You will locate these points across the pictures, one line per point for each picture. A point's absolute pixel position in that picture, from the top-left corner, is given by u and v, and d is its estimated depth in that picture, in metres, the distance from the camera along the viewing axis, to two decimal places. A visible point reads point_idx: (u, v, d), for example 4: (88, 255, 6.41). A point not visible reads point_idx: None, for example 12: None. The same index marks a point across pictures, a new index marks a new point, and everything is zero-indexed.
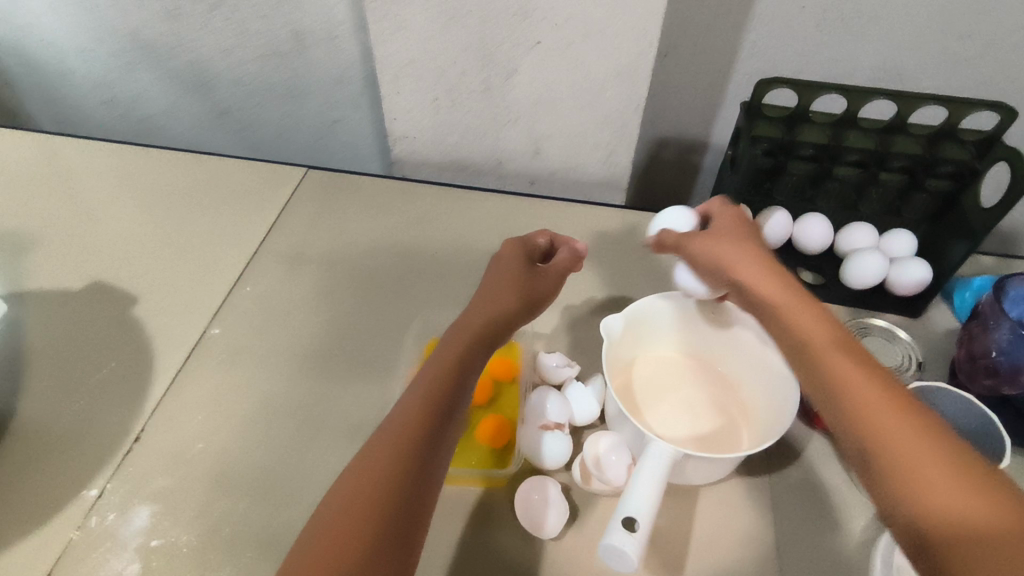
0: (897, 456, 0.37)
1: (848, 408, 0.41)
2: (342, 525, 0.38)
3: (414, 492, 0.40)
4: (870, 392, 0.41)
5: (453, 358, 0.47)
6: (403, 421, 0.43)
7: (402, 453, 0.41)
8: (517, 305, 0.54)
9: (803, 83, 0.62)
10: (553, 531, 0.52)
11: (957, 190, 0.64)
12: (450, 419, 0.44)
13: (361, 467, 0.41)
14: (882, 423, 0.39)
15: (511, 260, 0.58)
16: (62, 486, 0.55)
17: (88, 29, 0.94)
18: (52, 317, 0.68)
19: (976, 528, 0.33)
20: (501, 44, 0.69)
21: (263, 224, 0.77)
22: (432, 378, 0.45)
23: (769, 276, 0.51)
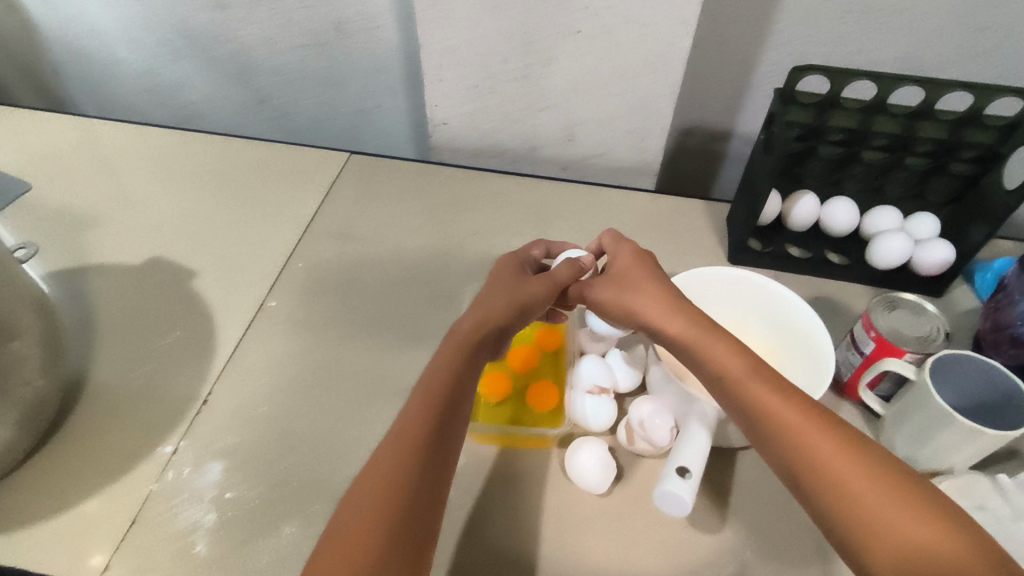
0: (851, 494, 0.40)
1: (791, 448, 0.43)
2: (347, 545, 0.40)
3: (416, 511, 0.42)
4: (792, 416, 0.44)
5: (435, 381, 0.49)
6: (390, 449, 0.45)
7: (397, 478, 0.43)
8: (508, 308, 0.55)
9: (836, 70, 0.64)
10: (601, 487, 0.56)
11: (979, 173, 0.68)
12: (435, 439, 0.46)
13: (359, 496, 0.43)
14: (829, 463, 0.42)
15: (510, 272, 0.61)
16: (138, 443, 0.59)
17: (135, 19, 0.98)
18: (118, 289, 0.71)
19: (898, 535, 0.38)
20: (542, 33, 0.71)
21: (313, 203, 0.82)
22: (415, 406, 0.47)
23: (674, 314, 0.53)
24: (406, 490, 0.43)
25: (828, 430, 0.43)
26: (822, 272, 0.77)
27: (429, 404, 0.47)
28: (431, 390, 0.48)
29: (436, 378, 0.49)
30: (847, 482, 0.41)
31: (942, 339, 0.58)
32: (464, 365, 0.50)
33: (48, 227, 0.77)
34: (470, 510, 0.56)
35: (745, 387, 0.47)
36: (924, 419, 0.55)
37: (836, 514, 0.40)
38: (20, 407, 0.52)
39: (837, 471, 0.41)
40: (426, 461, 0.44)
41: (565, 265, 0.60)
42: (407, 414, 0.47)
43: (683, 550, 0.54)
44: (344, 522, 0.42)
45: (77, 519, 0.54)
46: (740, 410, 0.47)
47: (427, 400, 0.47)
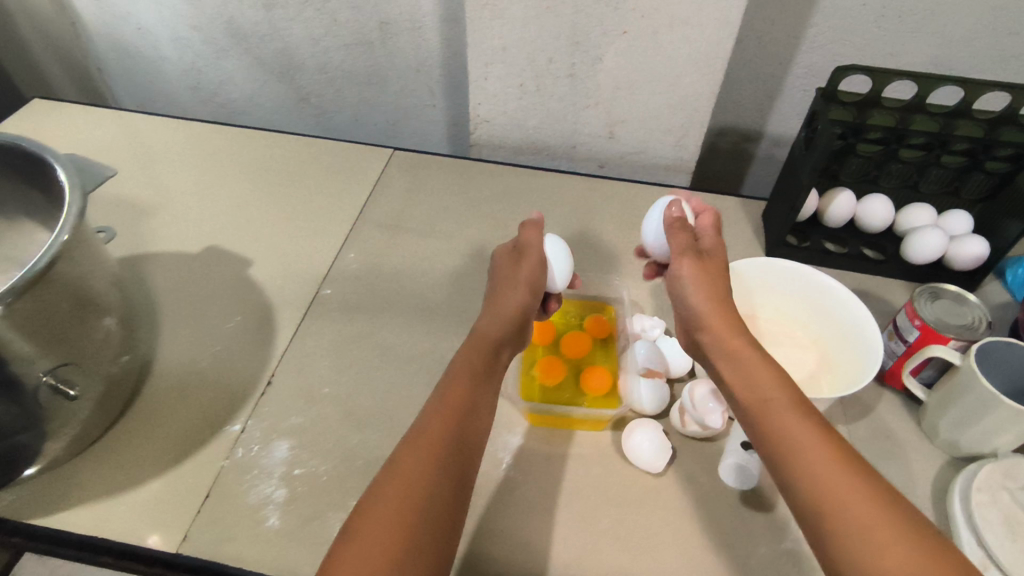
0: (862, 534, 0.39)
1: (805, 478, 0.43)
2: (369, 536, 0.41)
3: (430, 518, 0.43)
4: (817, 454, 0.43)
5: (460, 395, 0.50)
6: (411, 452, 0.46)
7: (421, 482, 0.44)
8: (523, 298, 0.58)
9: (877, 70, 0.66)
10: (657, 466, 0.58)
11: (1013, 171, 0.69)
12: (461, 444, 0.47)
13: (384, 492, 0.43)
14: (842, 500, 0.41)
15: (501, 265, 0.62)
16: (208, 422, 0.61)
17: (183, 18, 1.01)
18: (177, 276, 0.74)
19: None
20: (589, 34, 0.74)
21: (361, 196, 0.85)
22: (439, 417, 0.48)
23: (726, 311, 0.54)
24: (429, 493, 0.44)
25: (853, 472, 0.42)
26: (858, 266, 0.79)
27: (455, 417, 0.49)
28: (458, 402, 0.50)
29: (459, 391, 0.51)
30: (856, 521, 0.39)
31: (986, 327, 0.60)
32: (482, 380, 0.52)
33: (108, 215, 0.80)
34: (531, 490, 0.58)
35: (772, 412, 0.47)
36: (972, 404, 0.57)
37: (837, 550, 0.39)
38: (102, 382, 0.54)
39: (851, 507, 0.40)
40: (447, 468, 0.45)
41: (533, 232, 0.62)
42: (431, 418, 0.48)
43: (740, 529, 0.56)
44: (363, 516, 0.42)
45: (152, 493, 0.56)
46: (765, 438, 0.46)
47: (452, 411, 0.49)
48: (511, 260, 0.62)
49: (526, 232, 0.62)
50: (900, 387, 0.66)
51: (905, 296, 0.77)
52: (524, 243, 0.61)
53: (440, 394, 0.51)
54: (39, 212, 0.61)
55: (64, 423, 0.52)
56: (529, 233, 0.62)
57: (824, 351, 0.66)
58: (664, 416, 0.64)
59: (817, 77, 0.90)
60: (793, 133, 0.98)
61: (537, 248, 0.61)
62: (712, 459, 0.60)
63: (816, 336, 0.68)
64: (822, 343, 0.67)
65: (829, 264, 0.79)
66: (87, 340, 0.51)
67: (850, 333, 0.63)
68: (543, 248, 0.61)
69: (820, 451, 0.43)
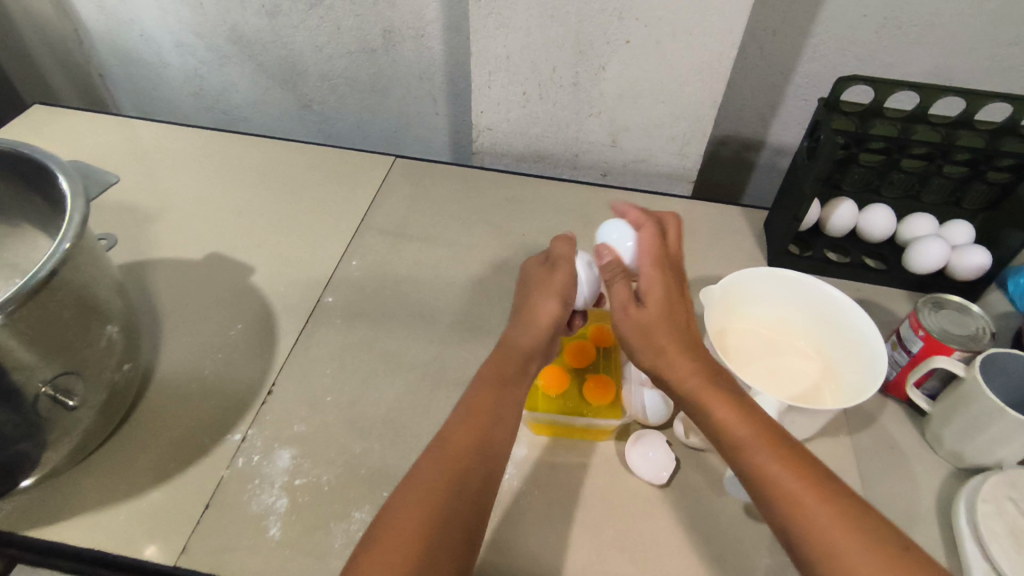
0: (842, 559, 0.38)
1: (785, 514, 0.41)
2: (394, 543, 0.41)
3: (454, 527, 0.43)
4: (796, 485, 0.42)
5: (484, 403, 0.50)
6: (433, 460, 0.46)
7: (444, 490, 0.44)
8: (555, 307, 0.57)
9: (879, 81, 0.66)
10: (662, 477, 0.58)
11: (1015, 181, 0.70)
12: (486, 452, 0.47)
13: (406, 500, 0.43)
14: (818, 527, 0.40)
15: (530, 276, 0.62)
16: (209, 431, 0.60)
17: (187, 25, 1.02)
18: (179, 283, 0.74)
19: None
20: (593, 43, 0.74)
21: (364, 203, 0.85)
22: (466, 423, 0.49)
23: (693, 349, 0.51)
24: (450, 502, 0.43)
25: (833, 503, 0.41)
26: (860, 276, 0.79)
27: (482, 424, 0.49)
28: (483, 410, 0.50)
29: (484, 398, 0.51)
30: (833, 548, 0.39)
31: (989, 338, 0.60)
32: (511, 387, 0.53)
33: (111, 221, 0.80)
34: (533, 500, 0.57)
35: (734, 434, 0.46)
36: (976, 415, 0.56)
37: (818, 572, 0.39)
38: (104, 390, 0.53)
39: (827, 532, 0.40)
40: (469, 478, 0.45)
41: (564, 246, 0.62)
42: (455, 425, 0.49)
43: (743, 540, 0.55)
44: (384, 523, 0.42)
45: (151, 503, 0.55)
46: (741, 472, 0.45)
47: (477, 419, 0.49)
48: (539, 271, 0.61)
49: (557, 246, 0.62)
50: (904, 397, 0.66)
51: (908, 305, 0.77)
52: (556, 256, 0.61)
53: (467, 401, 0.51)
54: (41, 219, 0.60)
55: (65, 433, 0.51)
56: (560, 247, 0.62)
57: (827, 360, 0.66)
58: (667, 427, 0.63)
59: (819, 86, 0.90)
60: (794, 142, 0.98)
61: (569, 261, 0.60)
62: (715, 469, 0.60)
63: (819, 344, 0.67)
64: (826, 352, 0.67)
65: (831, 273, 0.79)
66: (89, 349, 0.50)
67: (853, 342, 0.63)
68: (574, 263, 0.60)
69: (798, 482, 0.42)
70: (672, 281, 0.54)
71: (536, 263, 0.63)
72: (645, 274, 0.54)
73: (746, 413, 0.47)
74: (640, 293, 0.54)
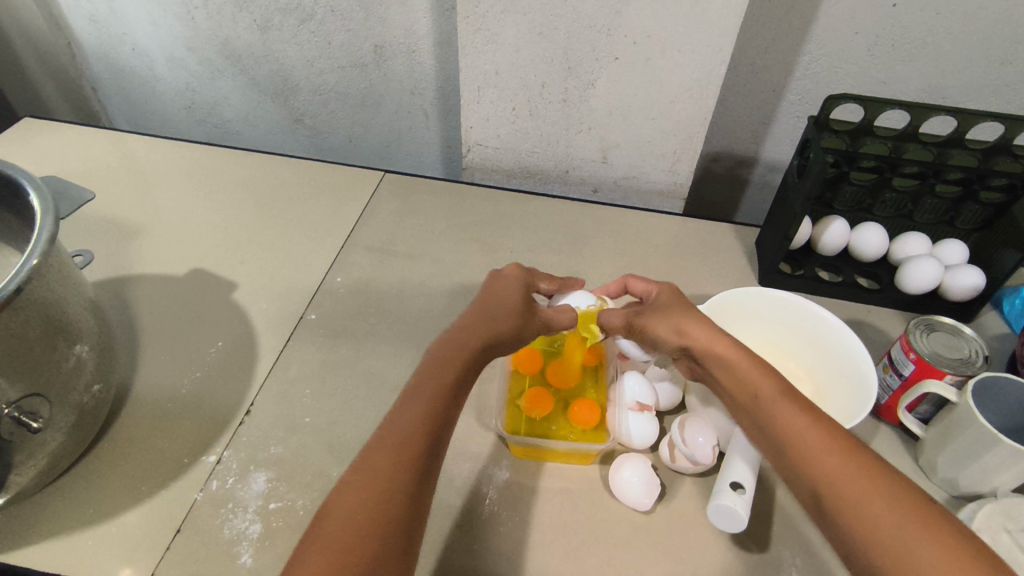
0: (847, 493, 0.41)
1: (798, 461, 0.45)
2: (342, 544, 0.39)
3: (401, 523, 0.41)
4: (809, 437, 0.45)
5: (436, 400, 0.48)
6: (385, 457, 0.44)
7: (394, 491, 0.42)
8: (505, 331, 0.56)
9: (870, 98, 0.65)
10: (644, 505, 0.56)
11: (1008, 202, 0.68)
12: (432, 455, 0.45)
13: (351, 498, 0.41)
14: (842, 482, 0.42)
15: (516, 289, 0.59)
16: (181, 453, 0.59)
17: (180, 39, 1.02)
18: (160, 301, 0.72)
19: (892, 540, 0.38)
20: (583, 59, 0.73)
21: (351, 219, 0.84)
22: (415, 422, 0.46)
23: (717, 343, 0.54)
24: (399, 506, 0.42)
25: (845, 449, 0.44)
26: (854, 295, 0.77)
27: (437, 428, 0.46)
28: (436, 414, 0.47)
29: (436, 395, 0.48)
30: (857, 504, 0.40)
31: (982, 361, 0.59)
32: (457, 388, 0.50)
33: (94, 237, 0.79)
34: (514, 527, 0.56)
35: (766, 409, 0.49)
36: (969, 442, 0.55)
37: (846, 537, 0.40)
38: (73, 412, 0.52)
39: (854, 497, 0.41)
40: (420, 483, 0.44)
41: (563, 313, 0.61)
42: (410, 421, 0.46)
43: (729, 569, 0.54)
44: (333, 520, 0.40)
45: (121, 527, 0.54)
46: (766, 435, 0.48)
47: (428, 420, 0.46)
48: (529, 296, 0.60)
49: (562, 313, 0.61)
50: (896, 421, 0.64)
51: (901, 326, 0.75)
52: (554, 318, 0.60)
53: (414, 395, 0.48)
54: (16, 236, 0.60)
55: (29, 456, 0.50)
56: (566, 312, 0.61)
57: (818, 383, 0.64)
58: (653, 451, 0.62)
59: (811, 104, 0.89)
60: (786, 159, 0.98)
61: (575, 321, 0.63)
62: (702, 496, 0.58)
63: (810, 367, 0.66)
64: (817, 375, 0.65)
65: (824, 292, 0.78)
66: (56, 370, 0.49)
67: (843, 365, 0.62)
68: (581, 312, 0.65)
69: (812, 433, 0.45)
70: (686, 314, 0.58)
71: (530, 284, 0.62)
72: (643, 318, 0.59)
73: (771, 377, 0.51)
74: (645, 332, 0.59)
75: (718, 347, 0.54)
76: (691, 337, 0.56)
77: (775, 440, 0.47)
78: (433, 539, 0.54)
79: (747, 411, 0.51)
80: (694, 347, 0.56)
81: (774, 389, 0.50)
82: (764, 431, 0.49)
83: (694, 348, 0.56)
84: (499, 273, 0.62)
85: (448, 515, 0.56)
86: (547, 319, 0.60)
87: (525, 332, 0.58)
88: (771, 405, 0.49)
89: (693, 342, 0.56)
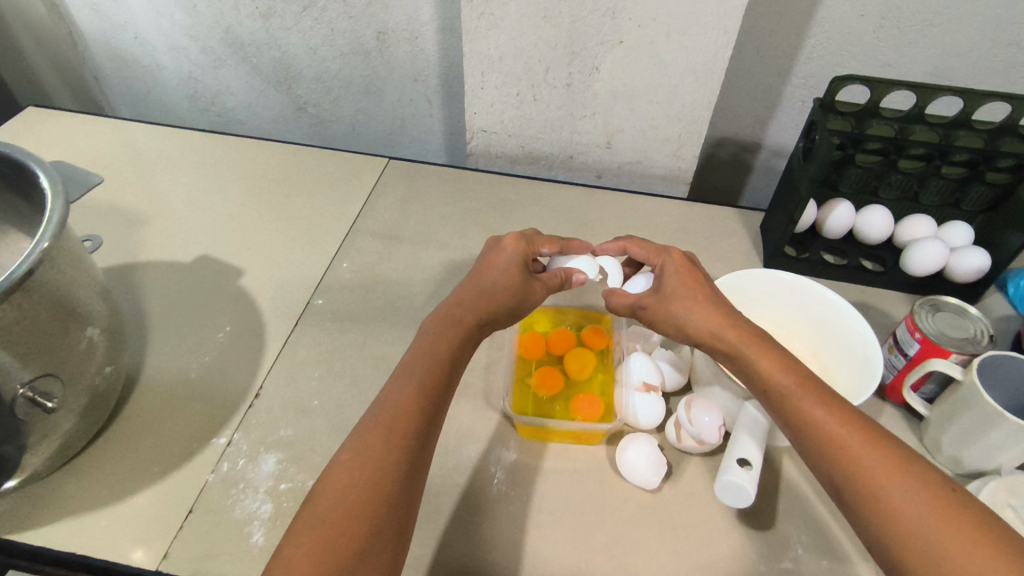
0: (870, 485, 0.42)
1: (819, 451, 0.45)
2: (337, 521, 0.40)
3: (397, 502, 0.42)
4: (830, 425, 0.45)
5: (428, 380, 0.48)
6: (379, 436, 0.44)
7: (389, 470, 0.43)
8: (501, 306, 0.56)
9: (876, 79, 0.65)
10: (651, 483, 0.56)
11: (1015, 182, 0.68)
12: (426, 434, 0.46)
13: (345, 477, 0.42)
14: (866, 473, 0.42)
15: (513, 263, 0.59)
16: (192, 436, 0.60)
17: (182, 28, 1.02)
18: (168, 287, 0.73)
19: (914, 534, 0.39)
20: (586, 43, 0.73)
21: (356, 206, 0.85)
22: (408, 402, 0.46)
23: (726, 330, 0.53)
24: (395, 484, 0.42)
25: (866, 439, 0.44)
26: (859, 278, 0.78)
27: (430, 406, 0.47)
28: (429, 393, 0.47)
29: (429, 374, 0.49)
30: (881, 497, 0.41)
31: (988, 340, 0.59)
32: (450, 364, 0.50)
33: (100, 224, 0.79)
34: (523, 506, 0.56)
35: (787, 396, 0.48)
36: (974, 420, 0.55)
37: (871, 528, 0.41)
38: (85, 394, 0.53)
39: (879, 488, 0.41)
40: (414, 464, 0.44)
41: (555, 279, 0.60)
42: (404, 403, 0.46)
43: (736, 545, 0.54)
44: (327, 499, 0.41)
45: (134, 508, 0.54)
46: (784, 420, 0.48)
47: (421, 399, 0.47)
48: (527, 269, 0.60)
49: (555, 278, 0.60)
50: (900, 401, 0.65)
51: (905, 308, 0.76)
52: (549, 287, 0.60)
53: (406, 376, 0.48)
54: (26, 222, 0.60)
55: (44, 437, 0.51)
56: (557, 278, 0.60)
57: (823, 364, 0.65)
58: (660, 431, 0.62)
59: (816, 87, 0.89)
60: (791, 144, 0.98)
61: (568, 288, 0.63)
62: (708, 475, 0.59)
63: (814, 349, 0.66)
64: (822, 356, 0.65)
65: (828, 275, 0.78)
66: (69, 352, 0.50)
67: (850, 345, 0.62)
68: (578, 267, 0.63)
69: (833, 422, 0.45)
70: (690, 299, 0.56)
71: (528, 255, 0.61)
72: (648, 307, 0.58)
73: (785, 362, 0.50)
74: (650, 322, 0.58)
75: (729, 337, 0.53)
76: (698, 330, 0.55)
77: (794, 427, 0.47)
78: (442, 518, 0.55)
79: (763, 396, 0.50)
80: (700, 339, 0.55)
81: (792, 375, 0.49)
82: (782, 417, 0.48)
83: (700, 337, 0.55)
84: (497, 244, 0.61)
85: (456, 494, 0.57)
86: (545, 289, 0.59)
87: (523, 305, 0.58)
88: (793, 394, 0.48)
89: (700, 332, 0.55)
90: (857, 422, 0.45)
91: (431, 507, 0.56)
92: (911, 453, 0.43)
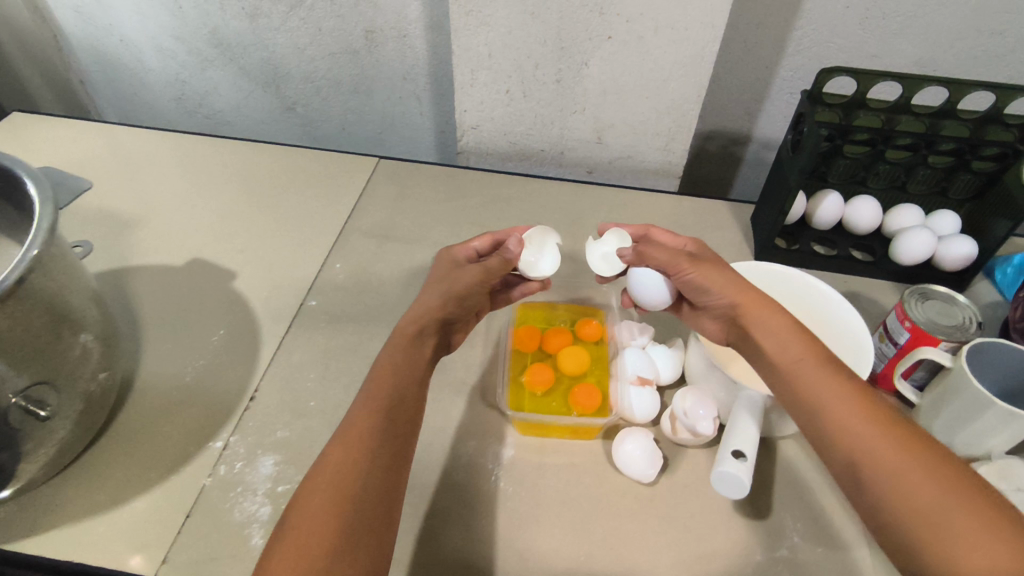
0: (875, 467, 0.42)
1: (830, 434, 0.45)
2: (304, 525, 0.40)
3: (365, 502, 0.42)
4: (837, 409, 0.45)
5: (382, 388, 0.49)
6: (339, 442, 0.44)
7: (357, 472, 0.43)
8: (429, 300, 0.57)
9: (862, 70, 0.65)
10: (647, 476, 0.57)
11: (999, 170, 0.69)
12: (390, 436, 0.46)
13: (314, 483, 0.42)
14: (871, 455, 0.42)
15: (437, 268, 0.61)
16: (188, 440, 0.60)
17: (168, 29, 1.01)
18: (160, 291, 0.73)
19: (921, 511, 0.39)
20: (575, 39, 0.73)
21: (347, 206, 0.84)
22: (366, 408, 0.47)
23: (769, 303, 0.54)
24: (362, 484, 0.42)
25: (874, 421, 0.44)
26: (849, 268, 0.78)
27: (385, 407, 0.47)
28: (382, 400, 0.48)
29: (381, 382, 0.49)
30: (885, 478, 0.41)
31: (976, 327, 0.60)
32: (406, 370, 0.51)
33: (89, 229, 0.79)
34: (521, 501, 0.57)
35: (797, 381, 0.49)
36: (964, 406, 0.56)
37: (878, 510, 0.41)
38: (80, 400, 0.53)
39: (886, 467, 0.42)
40: (387, 465, 0.44)
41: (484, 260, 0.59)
42: (358, 413, 0.47)
43: (733, 535, 0.55)
44: (298, 506, 0.41)
45: (132, 514, 0.54)
46: (795, 405, 0.48)
47: (375, 404, 0.47)
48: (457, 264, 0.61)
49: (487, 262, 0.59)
50: (892, 389, 0.66)
51: (895, 296, 0.77)
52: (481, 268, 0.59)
53: (367, 387, 0.49)
54: (16, 228, 0.60)
55: (39, 444, 0.50)
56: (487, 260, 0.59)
57: None
58: (655, 424, 0.63)
59: (804, 79, 0.90)
60: (780, 136, 0.98)
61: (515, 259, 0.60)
62: (704, 466, 0.60)
63: None
64: None
65: (819, 265, 0.79)
66: (62, 359, 0.50)
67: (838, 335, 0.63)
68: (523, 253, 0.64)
69: (840, 406, 0.45)
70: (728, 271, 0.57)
71: (456, 259, 0.62)
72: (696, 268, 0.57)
73: (791, 347, 0.50)
74: (697, 281, 0.57)
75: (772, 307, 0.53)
76: (746, 297, 0.55)
77: (804, 412, 0.47)
78: (441, 515, 0.55)
79: (776, 380, 0.51)
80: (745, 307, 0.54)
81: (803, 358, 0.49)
82: (793, 402, 0.49)
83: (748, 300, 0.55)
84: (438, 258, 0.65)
85: (455, 491, 0.57)
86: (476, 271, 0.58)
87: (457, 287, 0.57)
88: (802, 379, 0.48)
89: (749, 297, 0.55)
90: (863, 403, 0.45)
91: (430, 504, 0.56)
92: (919, 432, 0.44)
